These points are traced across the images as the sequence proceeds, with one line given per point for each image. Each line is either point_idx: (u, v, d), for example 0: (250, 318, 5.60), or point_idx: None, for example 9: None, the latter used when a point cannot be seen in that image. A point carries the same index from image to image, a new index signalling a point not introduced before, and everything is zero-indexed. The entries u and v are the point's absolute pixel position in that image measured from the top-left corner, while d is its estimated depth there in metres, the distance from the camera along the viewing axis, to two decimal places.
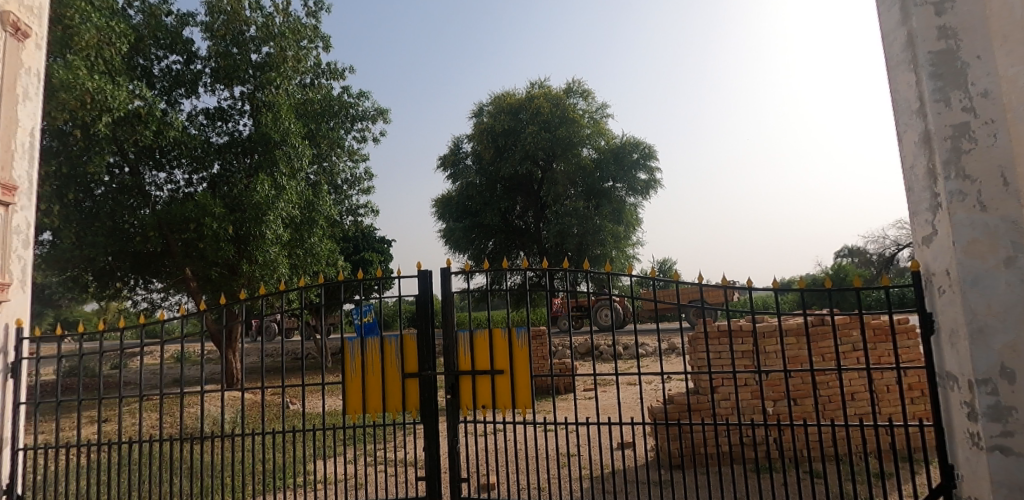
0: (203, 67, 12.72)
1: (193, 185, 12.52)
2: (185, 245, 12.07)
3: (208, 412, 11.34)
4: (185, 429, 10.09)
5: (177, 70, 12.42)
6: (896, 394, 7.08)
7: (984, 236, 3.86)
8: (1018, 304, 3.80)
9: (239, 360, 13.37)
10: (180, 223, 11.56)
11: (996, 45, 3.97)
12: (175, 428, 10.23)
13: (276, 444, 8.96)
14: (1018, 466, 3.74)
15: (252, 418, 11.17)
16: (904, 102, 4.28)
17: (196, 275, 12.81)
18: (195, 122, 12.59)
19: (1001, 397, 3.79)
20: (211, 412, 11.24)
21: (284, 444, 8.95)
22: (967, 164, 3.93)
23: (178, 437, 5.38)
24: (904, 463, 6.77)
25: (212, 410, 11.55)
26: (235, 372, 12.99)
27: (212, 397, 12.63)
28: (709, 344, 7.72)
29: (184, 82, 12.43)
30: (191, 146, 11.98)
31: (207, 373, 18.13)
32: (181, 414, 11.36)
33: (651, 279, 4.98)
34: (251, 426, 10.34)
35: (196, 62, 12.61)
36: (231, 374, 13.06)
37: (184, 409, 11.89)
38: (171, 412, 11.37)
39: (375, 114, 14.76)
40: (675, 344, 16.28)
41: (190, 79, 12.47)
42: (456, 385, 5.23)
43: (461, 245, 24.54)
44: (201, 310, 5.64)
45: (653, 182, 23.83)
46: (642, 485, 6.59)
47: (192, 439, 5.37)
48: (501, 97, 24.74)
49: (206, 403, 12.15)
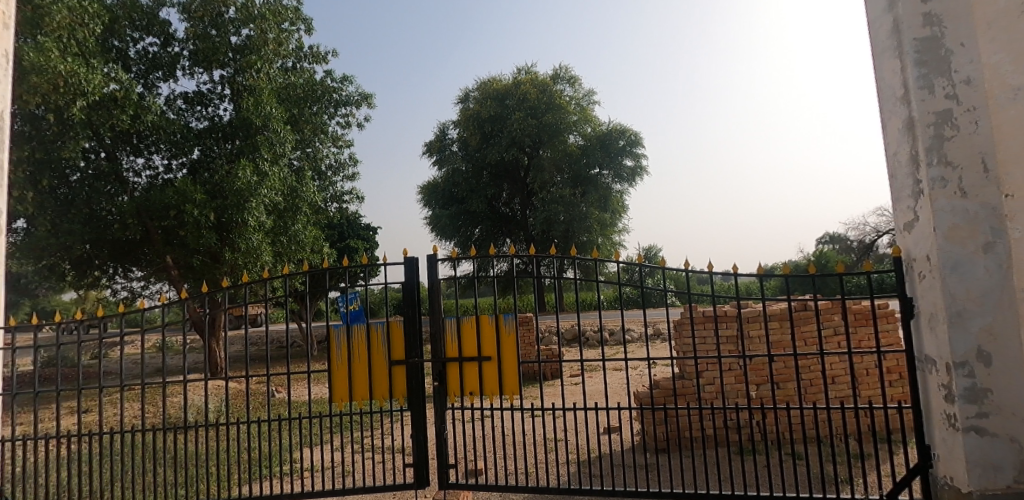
0: (181, 50, 12.46)
1: (173, 170, 12.35)
2: (166, 232, 11.89)
3: (192, 401, 11.37)
4: (169, 418, 10.14)
5: (153, 53, 12.18)
6: (875, 377, 7.15)
7: (965, 222, 3.93)
8: (995, 290, 3.90)
9: (223, 349, 13.40)
10: (159, 210, 11.38)
11: (980, 33, 4.01)
12: (158, 418, 10.32)
13: (259, 434, 8.99)
14: (991, 445, 3.87)
15: (236, 407, 11.26)
16: (889, 89, 4.31)
17: (177, 263, 12.70)
18: (174, 107, 12.38)
19: (977, 380, 3.88)
20: (194, 401, 11.28)
21: (268, 434, 9.00)
22: (949, 150, 3.98)
23: (161, 427, 5.23)
24: (883, 444, 6.90)
25: (194, 399, 11.60)
26: (219, 361, 13.06)
27: (196, 386, 12.69)
28: (694, 329, 7.83)
29: (161, 65, 12.21)
30: (170, 130, 11.83)
31: (190, 363, 18.14)
32: (164, 404, 11.40)
33: (639, 265, 4.98)
34: (235, 415, 10.46)
35: (174, 45, 12.36)
36: (215, 364, 12.97)
37: (166, 398, 11.89)
38: (153, 402, 11.41)
39: (359, 98, 14.61)
40: (660, 329, 16.49)
41: (167, 62, 12.22)
42: (444, 372, 5.24)
43: (447, 232, 24.29)
44: (184, 298, 5.43)
45: (639, 169, 23.91)
46: (627, 468, 6.82)
47: (176, 428, 5.23)
48: (488, 82, 24.50)
49: (189, 392, 12.14)
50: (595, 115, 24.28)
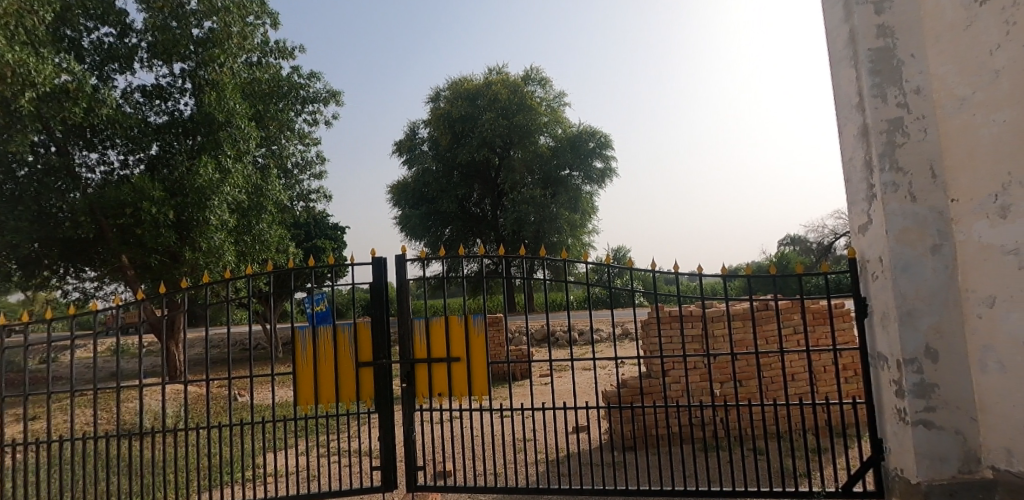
0: (139, 41, 12.17)
1: (130, 166, 12.08)
2: (121, 231, 11.59)
3: (148, 407, 11.13)
4: (122, 425, 9.90)
5: (109, 44, 11.90)
6: (831, 374, 7.40)
7: (915, 224, 4.12)
8: (942, 289, 4.09)
9: (182, 352, 13.14)
10: (114, 207, 11.06)
11: (929, 45, 4.20)
12: (111, 424, 10.07)
13: (216, 439, 8.84)
14: (937, 438, 4.06)
15: (195, 412, 11.07)
16: (846, 97, 4.49)
17: (133, 263, 12.42)
18: (130, 101, 12.11)
19: (925, 375, 4.07)
20: (151, 407, 11.04)
21: (225, 439, 8.86)
22: (900, 157, 4.17)
23: (115, 434, 5.17)
24: (838, 439, 7.16)
25: (151, 405, 11.36)
26: (178, 364, 12.80)
27: (153, 391, 12.42)
28: (661, 328, 7.99)
29: (118, 57, 11.92)
30: (127, 125, 11.49)
31: (147, 367, 17.71)
32: (118, 410, 11.13)
33: (608, 266, 5.07)
34: (193, 421, 10.28)
35: (131, 36, 12.08)
36: (173, 367, 12.71)
37: (121, 404, 11.61)
38: (107, 408, 11.14)
39: (327, 96, 14.50)
40: (628, 329, 16.74)
41: (124, 54, 11.95)
42: (412, 373, 5.27)
43: (417, 232, 24.16)
44: (140, 299, 5.36)
45: (609, 170, 24.17)
46: (595, 467, 6.94)
47: (130, 434, 5.20)
48: (459, 82, 24.47)
49: (146, 397, 11.88)
50: (565, 117, 24.49)
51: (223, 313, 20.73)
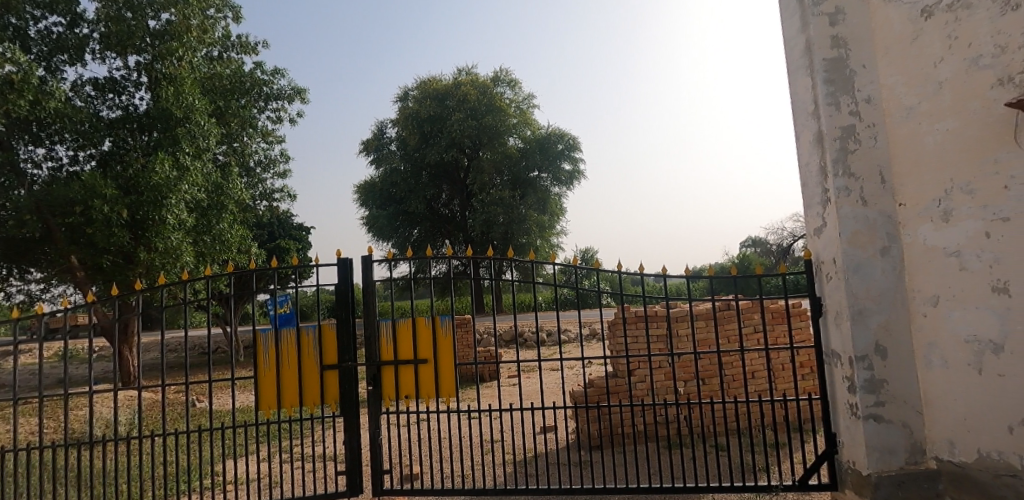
0: (90, 32, 11.85)
1: (80, 162, 11.75)
2: (70, 231, 11.20)
3: (99, 414, 10.80)
4: (70, 433, 9.57)
5: (58, 34, 11.55)
6: (789, 371, 7.65)
7: (865, 228, 4.31)
8: (891, 289, 4.29)
9: (136, 357, 12.79)
10: (64, 205, 10.72)
11: (879, 57, 4.41)
12: (59, 433, 9.74)
13: (169, 447, 8.65)
14: (886, 431, 4.26)
15: (150, 419, 10.78)
16: (802, 104, 4.67)
17: (83, 264, 12.03)
18: (81, 94, 11.80)
19: (875, 371, 4.26)
20: (102, 415, 10.71)
21: (178, 447, 8.67)
22: (852, 163, 4.36)
23: (63, 443, 5.04)
24: (795, 433, 7.42)
25: (102, 412, 11.03)
26: (131, 370, 12.49)
27: (104, 397, 12.07)
28: (627, 329, 8.14)
29: (67, 47, 11.60)
30: (76, 120, 11.11)
31: (96, 373, 17.17)
32: (66, 418, 10.77)
33: (574, 267, 5.16)
34: (147, 428, 10.03)
35: (82, 26, 11.76)
36: (127, 372, 12.34)
37: (69, 412, 11.25)
38: (54, 417, 10.77)
39: (292, 93, 14.35)
40: (595, 330, 16.92)
41: (74, 45, 11.65)
42: (378, 376, 5.28)
43: (385, 232, 24.05)
44: (91, 301, 5.27)
45: (577, 172, 24.43)
46: (562, 467, 7.05)
47: (78, 443, 5.08)
48: (428, 82, 24.39)
49: (97, 404, 11.54)
50: (534, 118, 24.67)
51: (180, 316, 20.25)
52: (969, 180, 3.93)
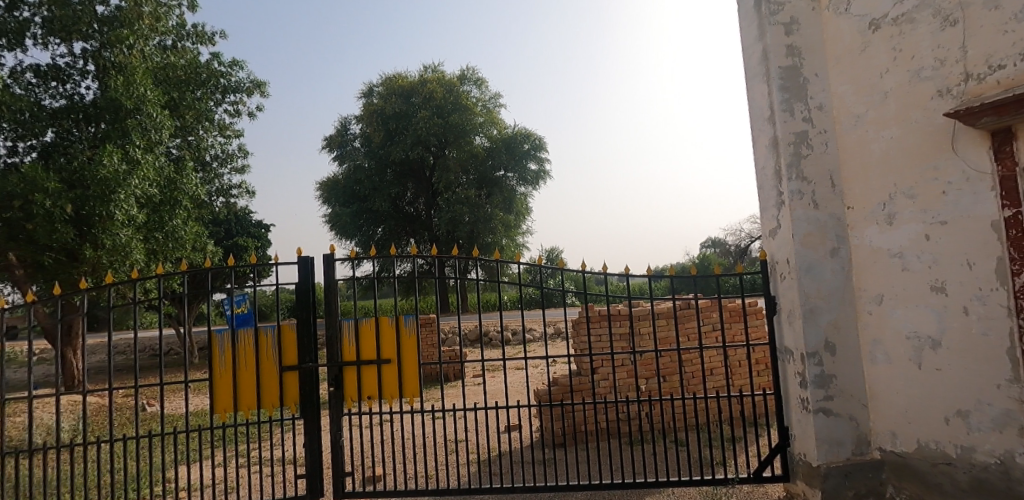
0: (31, 16, 11.37)
1: (19, 153, 11.36)
2: (9, 227, 10.72)
3: (41, 420, 10.40)
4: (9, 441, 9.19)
5: None
6: (745, 367, 7.90)
7: (816, 229, 4.51)
8: (840, 288, 4.50)
9: (79, 360, 12.38)
10: (3, 199, 10.38)
11: (830, 67, 4.63)
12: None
13: (113, 455, 8.40)
14: (834, 424, 4.46)
15: (96, 425, 10.44)
16: (758, 110, 4.86)
17: (24, 262, 11.57)
18: (21, 81, 11.39)
19: (824, 367, 4.46)
20: (44, 421, 10.32)
21: (124, 454, 8.42)
22: (805, 167, 4.56)
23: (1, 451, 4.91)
24: (750, 428, 7.68)
25: (44, 418, 10.64)
26: (74, 374, 12.12)
27: (45, 402, 11.69)
28: (591, 327, 8.27)
29: (6, 31, 11.09)
30: (15, 109, 10.73)
31: (39, 377, 16.53)
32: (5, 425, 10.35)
33: (539, 267, 5.21)
34: (93, 434, 9.71)
35: (22, 9, 11.25)
36: (70, 376, 12.01)
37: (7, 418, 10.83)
38: None
39: (251, 86, 14.11)
40: (560, 328, 17.10)
41: (14, 28, 11.13)
42: (339, 377, 5.26)
43: (348, 231, 23.79)
44: (30, 302, 5.10)
45: (543, 172, 24.60)
46: (525, 465, 7.14)
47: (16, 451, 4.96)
48: (394, 78, 24.21)
49: (37, 410, 11.13)
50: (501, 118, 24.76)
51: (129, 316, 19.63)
52: (911, 186, 4.13)
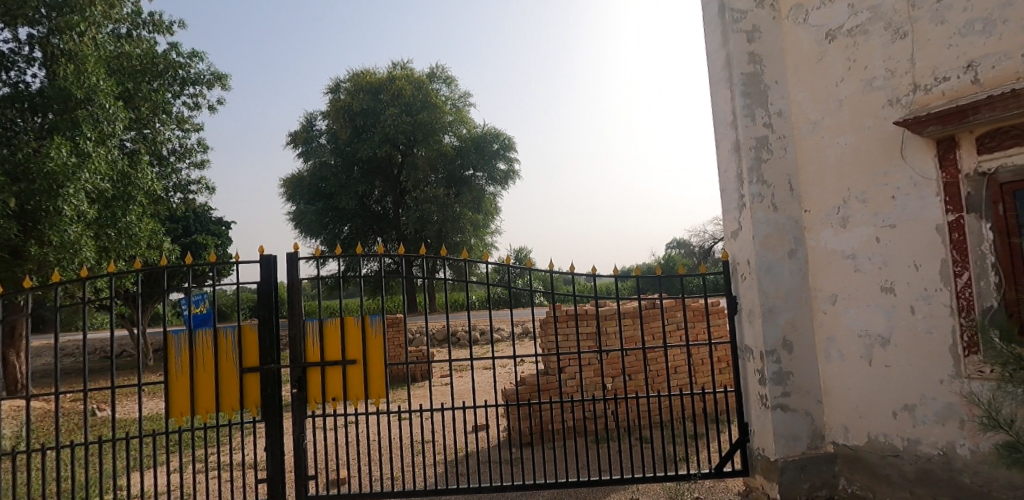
0: None
1: None
2: None
3: None
4: None
5: None
6: (708, 366, 8.11)
7: (775, 231, 4.67)
8: (797, 288, 4.67)
9: (23, 364, 12.01)
10: None
11: (789, 74, 4.80)
12: None
13: (58, 463, 8.12)
14: (791, 419, 4.62)
15: (43, 431, 10.10)
16: (721, 114, 5.00)
17: None
18: None
19: (782, 364, 4.62)
20: None
21: (71, 462, 8.15)
22: (765, 171, 4.71)
23: None
24: (712, 424, 7.89)
25: None
26: (18, 378, 11.77)
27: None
28: (558, 327, 8.35)
29: None
30: None
31: None
32: None
33: (507, 267, 5.20)
34: (39, 441, 9.39)
35: None
36: (13, 380, 11.68)
37: None
38: None
39: (212, 79, 13.84)
40: (527, 328, 17.20)
41: None
42: (303, 378, 5.22)
43: (313, 229, 23.68)
44: None
45: (512, 172, 24.67)
46: (492, 464, 7.19)
47: None
48: (360, 75, 23.95)
49: None
50: (470, 117, 24.75)
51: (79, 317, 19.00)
52: (864, 190, 4.32)
